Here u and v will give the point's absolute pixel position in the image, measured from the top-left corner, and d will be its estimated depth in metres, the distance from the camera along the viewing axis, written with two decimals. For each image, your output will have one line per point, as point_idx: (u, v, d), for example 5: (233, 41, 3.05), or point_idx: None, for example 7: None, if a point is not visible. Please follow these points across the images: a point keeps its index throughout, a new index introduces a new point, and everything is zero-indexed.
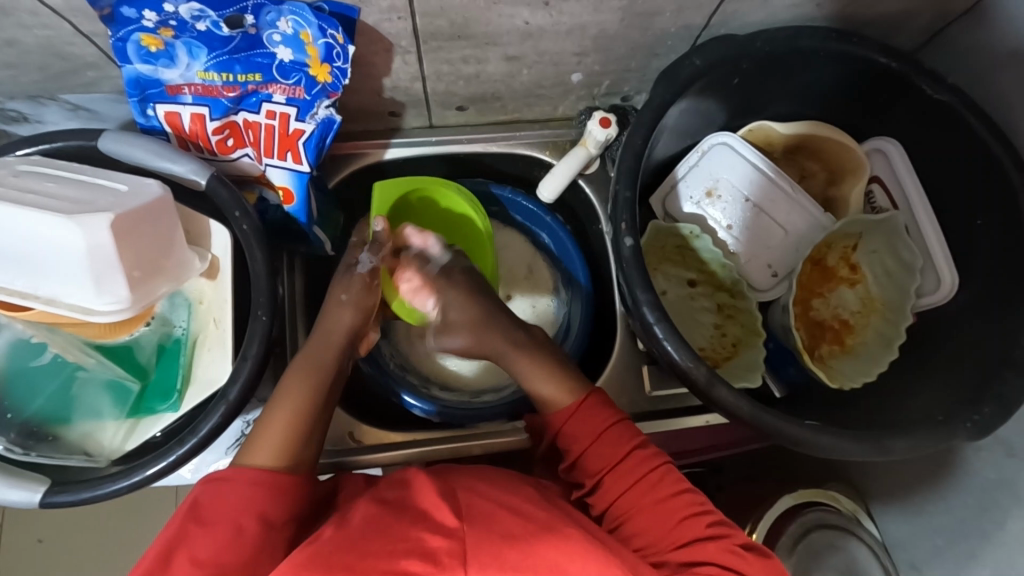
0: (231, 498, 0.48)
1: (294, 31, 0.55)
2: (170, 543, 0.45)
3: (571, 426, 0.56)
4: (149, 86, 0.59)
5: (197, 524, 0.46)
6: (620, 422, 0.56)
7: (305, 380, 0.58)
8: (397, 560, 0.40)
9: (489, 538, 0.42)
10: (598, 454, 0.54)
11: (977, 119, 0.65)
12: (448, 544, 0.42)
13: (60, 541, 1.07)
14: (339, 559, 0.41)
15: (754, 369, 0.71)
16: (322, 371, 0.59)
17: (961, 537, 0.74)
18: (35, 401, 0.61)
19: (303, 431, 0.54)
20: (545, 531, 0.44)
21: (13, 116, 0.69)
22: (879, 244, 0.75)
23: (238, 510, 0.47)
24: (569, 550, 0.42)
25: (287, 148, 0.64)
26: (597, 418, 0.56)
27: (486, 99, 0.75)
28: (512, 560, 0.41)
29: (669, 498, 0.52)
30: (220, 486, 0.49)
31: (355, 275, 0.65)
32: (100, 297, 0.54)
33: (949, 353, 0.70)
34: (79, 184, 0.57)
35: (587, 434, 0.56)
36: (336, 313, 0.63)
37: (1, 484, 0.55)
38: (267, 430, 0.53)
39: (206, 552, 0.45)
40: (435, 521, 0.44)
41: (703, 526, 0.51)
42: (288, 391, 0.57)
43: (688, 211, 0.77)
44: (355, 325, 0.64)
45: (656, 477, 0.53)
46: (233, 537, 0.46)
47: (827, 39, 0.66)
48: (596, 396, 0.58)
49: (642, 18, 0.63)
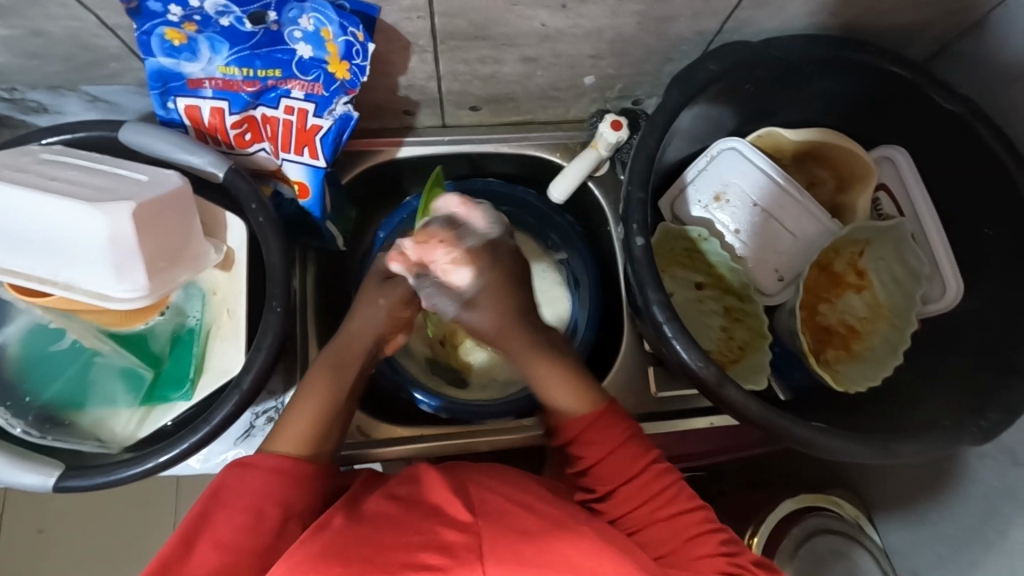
0: (252, 485, 0.49)
1: (315, 28, 0.56)
2: (190, 529, 0.46)
3: (586, 438, 0.56)
4: (171, 79, 0.60)
5: (218, 509, 0.47)
6: (635, 437, 0.57)
7: (325, 387, 0.57)
8: (413, 554, 0.40)
9: (505, 535, 0.42)
10: (609, 468, 0.55)
11: (986, 130, 0.66)
12: (464, 538, 0.42)
13: (63, 531, 1.07)
14: (356, 551, 0.41)
15: (760, 372, 0.72)
16: (349, 372, 0.59)
17: (963, 544, 0.74)
18: (53, 386, 0.61)
19: (326, 424, 0.56)
20: (558, 529, 0.44)
21: (33, 106, 0.71)
22: (887, 252, 0.75)
23: (259, 497, 0.48)
24: (585, 547, 0.42)
25: (304, 144, 0.65)
26: (613, 433, 0.56)
27: (500, 100, 0.76)
28: (528, 554, 0.41)
29: (677, 517, 0.53)
30: (241, 473, 0.50)
31: (398, 285, 0.61)
32: (120, 285, 0.55)
33: (954, 359, 0.71)
34: (102, 174, 0.58)
35: (603, 447, 0.56)
36: (364, 318, 0.61)
37: (15, 467, 0.56)
38: (293, 420, 0.55)
39: (227, 536, 0.46)
40: (449, 516, 0.44)
41: (713, 542, 0.51)
42: (313, 386, 0.57)
43: (697, 215, 0.78)
44: (383, 331, 0.62)
45: (666, 495, 0.54)
46: (254, 526, 0.47)
47: (839, 48, 0.67)
48: (613, 410, 0.57)
49: (658, 22, 0.63)
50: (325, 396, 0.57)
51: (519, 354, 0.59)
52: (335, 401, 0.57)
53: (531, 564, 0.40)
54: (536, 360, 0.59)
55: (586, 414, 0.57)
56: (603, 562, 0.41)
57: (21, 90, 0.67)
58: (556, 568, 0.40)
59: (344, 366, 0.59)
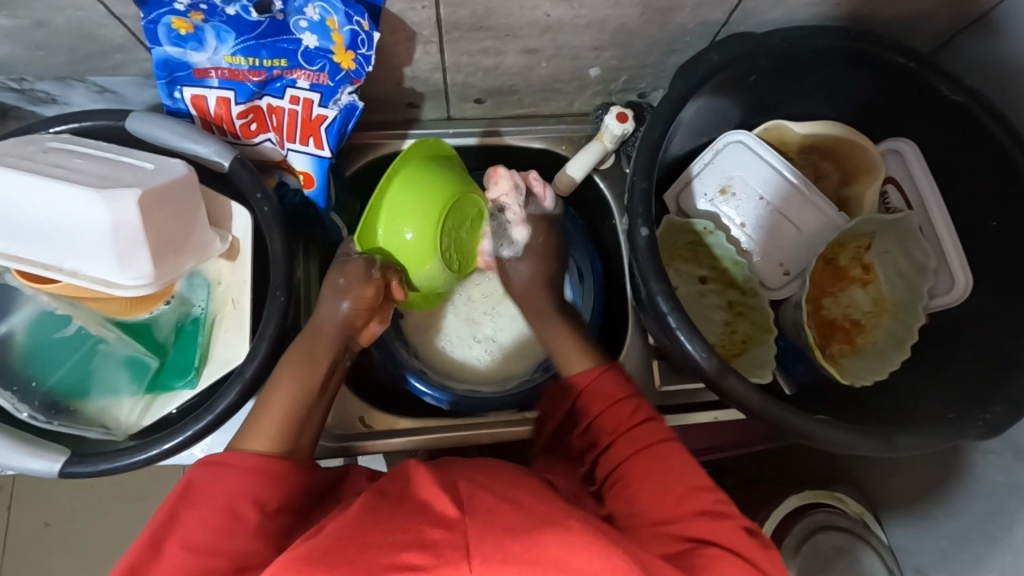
0: (224, 481, 0.49)
1: (320, 18, 0.56)
2: (158, 532, 0.47)
3: (591, 390, 0.60)
4: (177, 68, 0.60)
5: (189, 509, 0.48)
6: (633, 395, 0.59)
7: (297, 372, 0.58)
8: (397, 554, 0.40)
9: (492, 531, 0.42)
10: (611, 419, 0.57)
11: (992, 120, 0.66)
12: (449, 536, 0.42)
13: (67, 523, 1.08)
14: (340, 551, 0.41)
15: (765, 365, 0.71)
16: (322, 362, 0.59)
17: (969, 541, 0.73)
18: (57, 372, 0.62)
19: (301, 417, 0.56)
20: (546, 524, 0.43)
21: (42, 97, 0.71)
22: (893, 245, 0.75)
23: (234, 495, 0.48)
24: (573, 543, 0.41)
25: (309, 133, 0.66)
26: (612, 389, 0.59)
27: (504, 92, 0.76)
28: (513, 551, 0.40)
29: (673, 470, 0.52)
30: (215, 470, 0.50)
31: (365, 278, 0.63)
32: (124, 273, 0.55)
33: (960, 353, 0.70)
34: (107, 162, 0.58)
35: (603, 400, 0.58)
36: (329, 309, 0.62)
37: (20, 452, 0.56)
38: (264, 418, 0.54)
39: (198, 538, 0.46)
40: (434, 513, 0.44)
41: (708, 501, 0.50)
42: (284, 379, 0.57)
43: (702, 208, 0.78)
44: (351, 318, 0.62)
45: (661, 449, 0.54)
46: (230, 524, 0.47)
47: (844, 39, 0.67)
48: (614, 368, 0.61)
49: (661, 13, 0.63)
50: (299, 389, 0.57)
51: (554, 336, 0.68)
52: (307, 391, 0.57)
53: (518, 561, 0.40)
54: (553, 325, 0.69)
55: (590, 369, 0.61)
56: (592, 561, 0.40)
57: (29, 81, 0.68)
58: (542, 565, 0.40)
59: (315, 359, 0.59)
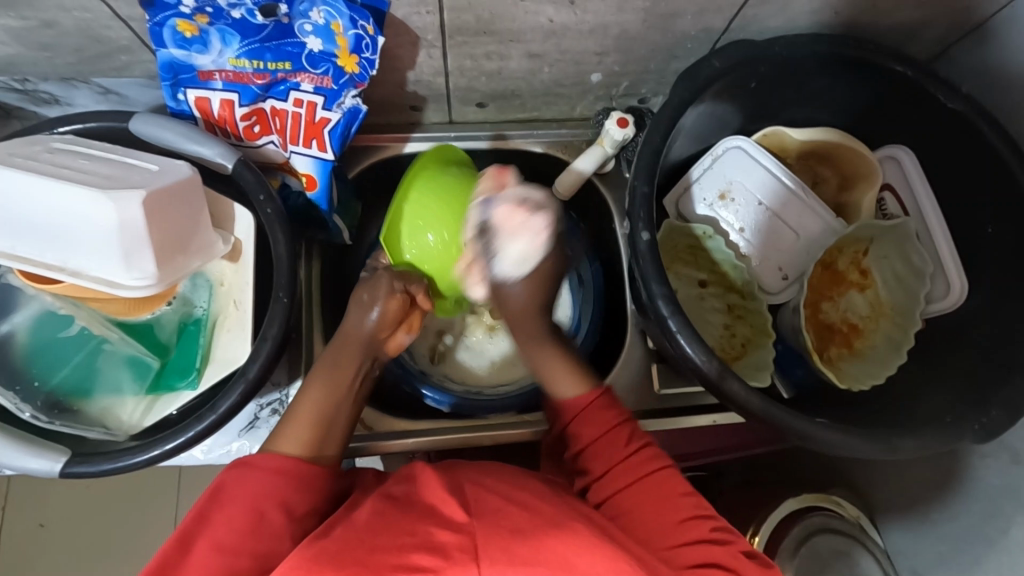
0: (253, 484, 0.50)
1: (325, 22, 0.57)
2: (190, 529, 0.47)
3: (580, 420, 0.59)
4: (182, 71, 0.60)
5: (217, 508, 0.48)
6: (627, 421, 0.58)
7: (324, 383, 0.59)
8: (406, 555, 0.41)
9: (498, 534, 0.42)
10: (604, 449, 0.56)
11: (989, 128, 0.66)
12: (458, 539, 0.42)
13: (63, 526, 1.08)
14: (350, 553, 0.41)
15: (764, 368, 0.72)
16: (346, 373, 0.60)
17: (965, 542, 0.74)
18: (60, 372, 0.62)
19: (326, 425, 0.56)
20: (553, 527, 0.43)
21: (44, 98, 0.71)
22: (890, 250, 0.76)
23: (260, 496, 0.49)
24: (576, 545, 0.42)
25: (313, 136, 0.66)
26: (605, 416, 0.58)
27: (506, 96, 0.77)
28: (520, 553, 0.41)
29: (671, 498, 0.52)
30: (243, 472, 0.50)
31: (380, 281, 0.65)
32: (129, 273, 0.55)
33: (955, 359, 0.71)
34: (112, 163, 0.58)
35: (597, 428, 0.58)
36: (357, 317, 0.63)
37: (23, 452, 0.56)
38: (295, 419, 0.56)
39: (226, 539, 0.46)
40: (444, 516, 0.44)
41: (705, 529, 0.50)
42: (311, 389, 0.58)
43: (701, 213, 0.78)
44: (376, 332, 0.63)
45: (661, 476, 0.54)
46: (256, 523, 0.48)
47: (843, 46, 0.67)
48: (607, 393, 0.60)
49: (663, 20, 0.64)
50: (324, 397, 0.58)
51: (532, 345, 0.63)
52: (336, 398, 0.58)
53: (525, 563, 0.40)
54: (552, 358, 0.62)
55: (584, 394, 0.60)
56: (595, 562, 0.41)
57: (33, 82, 0.68)
58: (549, 567, 0.40)
59: (340, 369, 0.60)
